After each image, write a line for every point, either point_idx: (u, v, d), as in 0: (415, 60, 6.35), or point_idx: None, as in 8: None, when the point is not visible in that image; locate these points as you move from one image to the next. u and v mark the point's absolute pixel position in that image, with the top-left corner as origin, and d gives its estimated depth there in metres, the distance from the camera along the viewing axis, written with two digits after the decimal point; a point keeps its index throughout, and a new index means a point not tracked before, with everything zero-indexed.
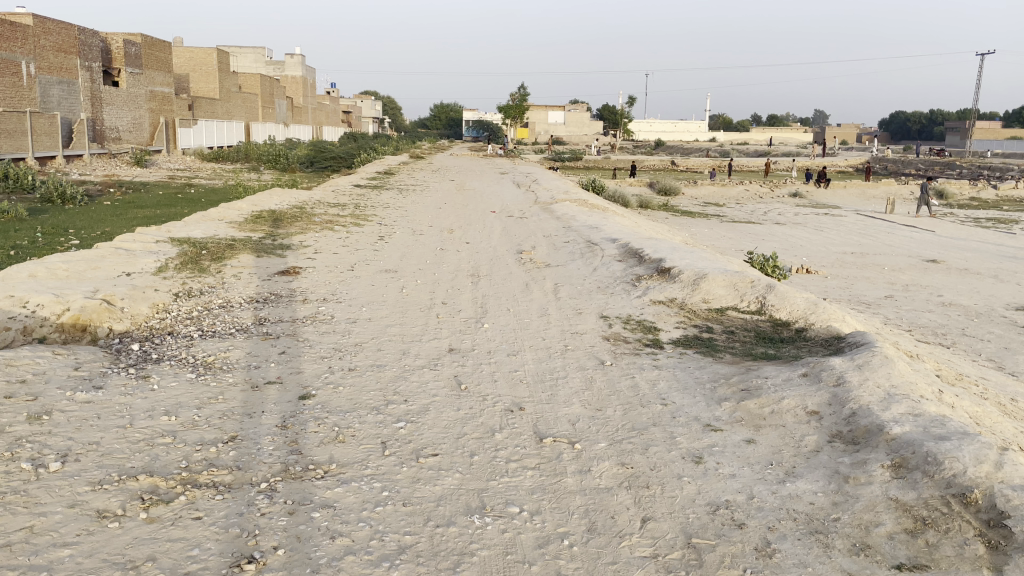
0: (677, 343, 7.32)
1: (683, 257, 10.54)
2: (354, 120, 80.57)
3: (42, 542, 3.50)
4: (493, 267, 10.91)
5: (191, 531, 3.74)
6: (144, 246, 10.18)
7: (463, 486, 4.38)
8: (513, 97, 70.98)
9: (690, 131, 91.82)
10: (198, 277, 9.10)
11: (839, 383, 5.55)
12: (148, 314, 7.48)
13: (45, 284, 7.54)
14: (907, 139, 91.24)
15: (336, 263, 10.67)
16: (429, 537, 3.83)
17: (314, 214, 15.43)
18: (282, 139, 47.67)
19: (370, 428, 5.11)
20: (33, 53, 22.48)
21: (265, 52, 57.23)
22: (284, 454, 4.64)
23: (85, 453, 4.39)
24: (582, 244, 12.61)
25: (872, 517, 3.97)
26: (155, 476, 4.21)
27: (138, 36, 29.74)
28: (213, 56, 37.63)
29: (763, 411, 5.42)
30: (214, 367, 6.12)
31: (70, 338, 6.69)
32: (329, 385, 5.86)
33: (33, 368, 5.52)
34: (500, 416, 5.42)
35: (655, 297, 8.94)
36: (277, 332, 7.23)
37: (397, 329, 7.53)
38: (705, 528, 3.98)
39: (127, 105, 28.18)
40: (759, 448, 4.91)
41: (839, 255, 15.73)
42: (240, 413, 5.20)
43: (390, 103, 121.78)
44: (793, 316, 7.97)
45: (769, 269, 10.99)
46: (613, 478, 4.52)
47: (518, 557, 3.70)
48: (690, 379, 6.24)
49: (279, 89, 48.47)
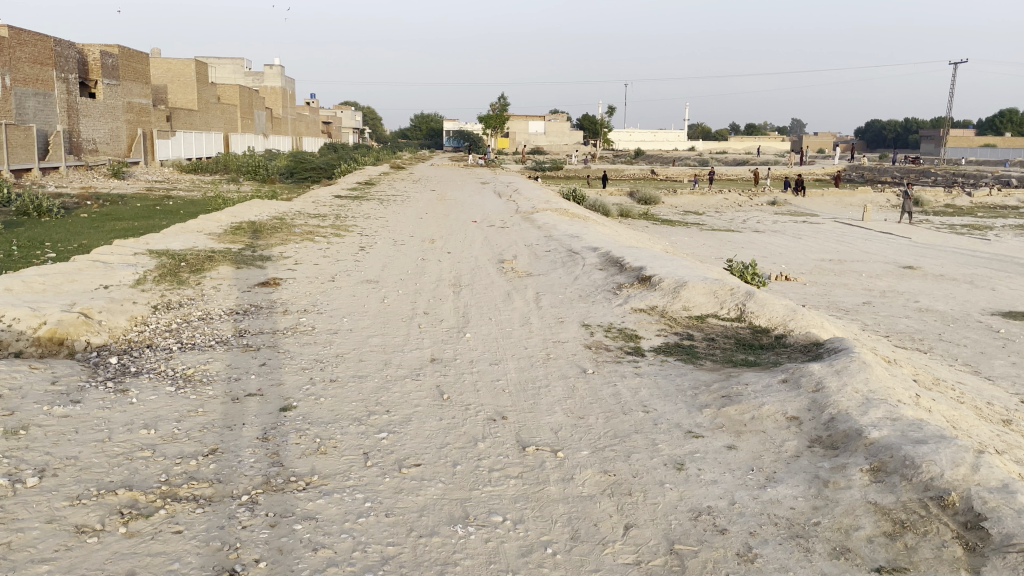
0: (659, 351, 7.35)
1: (664, 265, 10.62)
2: (334, 130, 80.49)
3: (20, 558, 3.46)
4: (475, 277, 10.93)
5: (172, 545, 3.70)
6: (121, 258, 10.08)
7: (447, 495, 4.38)
8: (494, 107, 71.16)
9: (669, 139, 92.61)
10: (177, 289, 9.04)
11: (818, 389, 5.61)
12: (126, 327, 7.42)
13: (20, 297, 7.46)
14: (884, 147, 92.42)
15: (317, 274, 10.64)
16: (412, 547, 3.82)
17: (294, 224, 15.40)
18: (261, 150, 47.56)
19: (352, 439, 5.09)
20: (8, 65, 22.25)
21: (244, 63, 57.09)
22: (265, 466, 4.61)
23: (63, 467, 4.35)
24: (564, 254, 12.63)
25: (851, 521, 4.00)
26: (135, 490, 4.17)
27: (115, 47, 29.52)
28: (192, 67, 37.57)
29: (744, 417, 5.46)
30: (194, 380, 6.07)
31: (47, 351, 6.62)
32: (311, 397, 5.84)
33: (9, 383, 5.46)
34: (483, 424, 5.43)
35: (636, 304, 8.98)
36: (258, 344, 7.19)
37: (378, 340, 7.51)
38: (688, 535, 4.00)
39: (104, 117, 27.96)
40: (740, 453, 4.94)
41: (816, 262, 15.89)
42: (219, 426, 5.17)
43: (370, 112, 121.49)
44: (772, 322, 8.04)
45: (749, 276, 11.11)
46: (596, 485, 4.53)
47: (501, 566, 3.70)
48: (671, 387, 6.27)
49: (258, 100, 48.36)
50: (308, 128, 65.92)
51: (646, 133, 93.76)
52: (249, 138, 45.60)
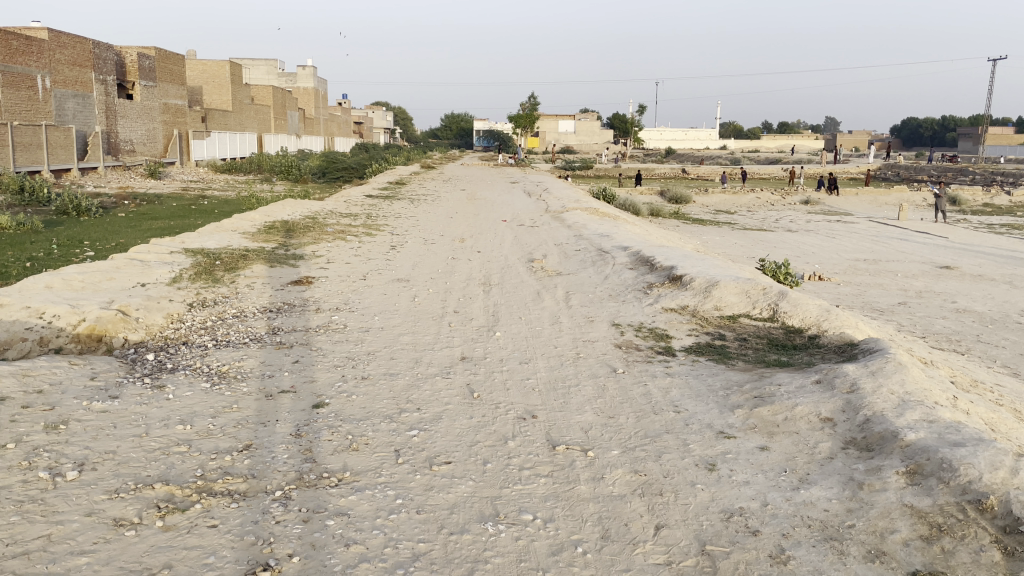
0: (689, 350, 7.31)
1: (696, 264, 10.54)
2: (366, 130, 81.13)
3: (60, 550, 3.54)
4: (504, 276, 10.94)
5: (207, 539, 3.76)
6: (158, 257, 10.25)
7: (477, 494, 4.39)
8: (524, 107, 71.08)
9: (700, 138, 91.80)
10: (212, 288, 9.17)
11: (853, 390, 5.53)
12: (162, 324, 7.55)
13: (60, 295, 7.65)
14: (921, 146, 90.62)
15: (349, 273, 10.71)
16: (443, 544, 3.84)
17: (326, 223, 15.54)
18: (294, 150, 48.07)
19: (382, 436, 5.13)
20: (48, 67, 22.74)
21: (278, 64, 57.78)
22: (298, 462, 4.67)
23: (101, 461, 4.44)
24: (594, 253, 12.55)
25: (887, 524, 3.95)
26: (171, 485, 4.24)
27: (152, 49, 30.01)
28: (226, 68, 38.02)
29: (777, 418, 5.40)
30: (229, 376, 6.17)
31: (86, 348, 6.78)
32: (343, 394, 5.88)
33: (50, 378, 5.61)
34: (512, 423, 5.43)
35: (667, 304, 8.92)
36: (291, 341, 7.27)
37: (409, 338, 7.56)
38: (719, 535, 3.98)
39: (140, 119, 28.46)
40: (772, 454, 4.90)
41: (850, 262, 15.64)
42: (254, 422, 5.24)
43: (401, 113, 122.27)
44: (805, 323, 7.94)
45: (781, 276, 10.98)
46: (627, 485, 4.52)
47: (531, 564, 3.71)
48: (702, 387, 6.23)
49: (291, 100, 48.87)
50: (339, 128, 66.49)
51: (677, 132, 92.99)
52: (282, 138, 46.13)
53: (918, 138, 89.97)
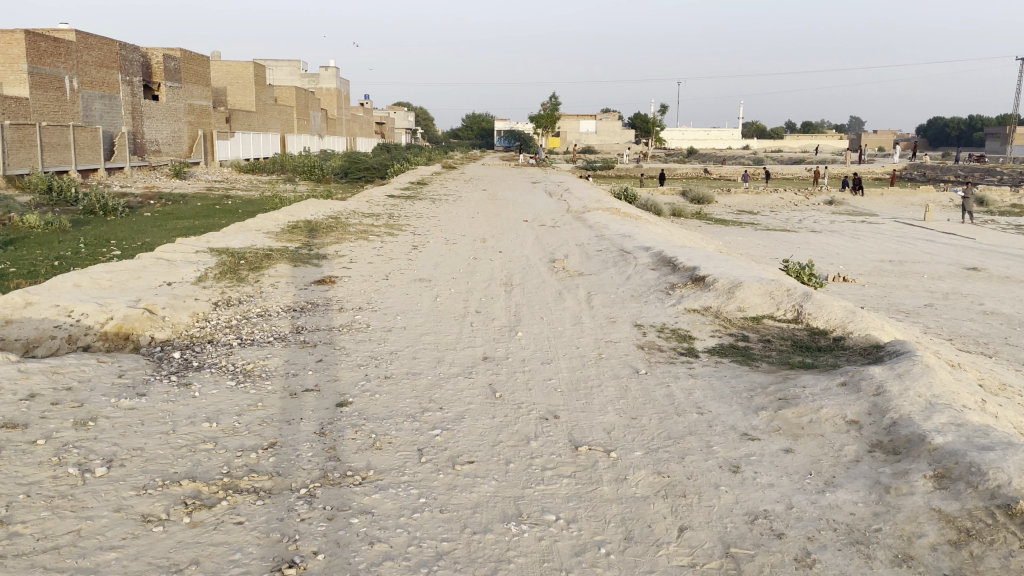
0: (713, 351, 7.28)
1: (719, 265, 10.49)
2: (387, 130, 81.49)
3: (89, 545, 3.59)
4: (526, 276, 10.95)
5: (233, 535, 3.80)
6: (184, 256, 10.37)
7: (499, 494, 4.40)
8: (545, 107, 71.04)
9: (722, 138, 91.26)
10: (237, 287, 9.26)
11: (879, 393, 5.48)
12: (188, 322, 7.63)
13: (88, 293, 7.77)
14: (947, 146, 89.44)
15: (371, 273, 10.77)
16: (467, 543, 3.86)
17: (349, 223, 15.62)
18: (316, 151, 48.38)
19: (405, 435, 5.16)
20: (76, 68, 23.06)
21: (301, 65, 58.20)
22: (322, 460, 4.70)
23: (129, 458, 4.50)
24: (615, 253, 12.54)
25: (914, 528, 3.91)
26: (198, 482, 4.29)
27: (177, 51, 30.34)
28: (250, 69, 38.34)
29: (802, 420, 5.36)
30: (254, 375, 6.23)
31: (113, 345, 6.87)
32: (367, 393, 5.92)
33: (79, 375, 5.70)
34: (535, 424, 5.43)
35: (690, 305, 8.88)
36: (314, 340, 7.33)
37: (431, 337, 7.58)
38: (744, 538, 3.96)
39: (165, 119, 28.79)
40: (797, 457, 4.86)
41: (875, 263, 15.48)
42: (278, 420, 5.29)
43: (422, 113, 122.67)
44: (830, 324, 7.88)
45: (805, 277, 10.90)
46: (650, 487, 4.51)
47: (555, 565, 3.71)
48: (726, 388, 6.19)
49: (313, 101, 49.20)
50: (361, 128, 66.87)
51: (699, 132, 92.45)
52: (305, 139, 46.46)
53: (945, 137, 88.83)
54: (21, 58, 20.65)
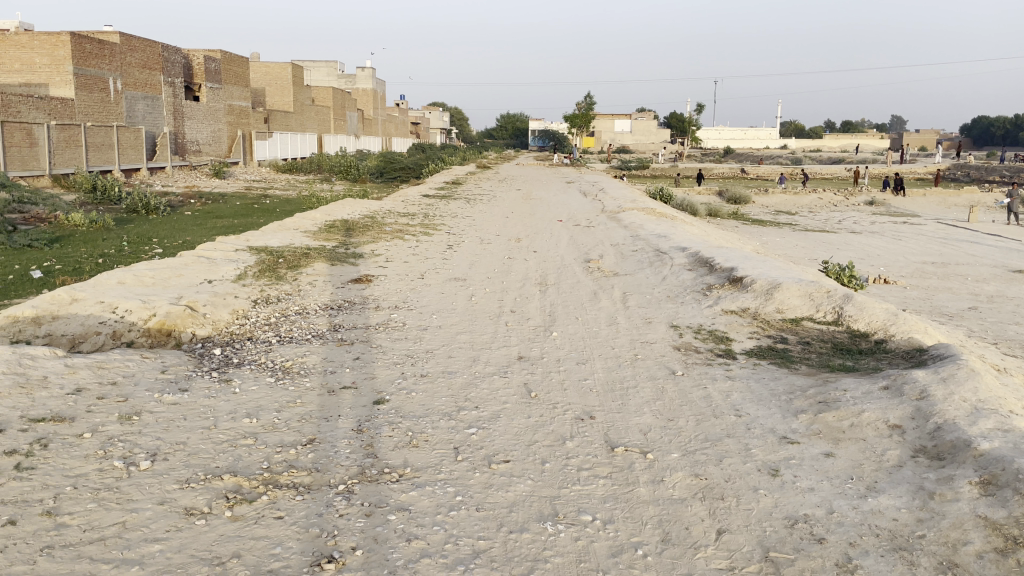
0: (751, 353, 7.20)
1: (757, 266, 10.38)
2: (422, 130, 81.96)
3: (134, 537, 3.67)
4: (561, 276, 10.94)
5: (274, 529, 3.86)
6: (224, 254, 10.55)
7: (536, 493, 4.40)
8: (580, 107, 70.87)
9: (759, 138, 90.18)
10: (275, 285, 9.39)
11: (923, 397, 5.38)
12: (228, 319, 7.75)
13: (132, 290, 7.95)
14: (992, 145, 87.36)
15: (407, 272, 10.85)
16: (503, 542, 3.87)
17: (385, 222, 15.74)
18: (352, 151, 48.86)
19: (442, 433, 5.19)
20: (120, 69, 23.55)
21: (338, 66, 58.81)
22: (360, 457, 4.75)
23: (172, 452, 4.59)
24: (651, 253, 12.48)
25: (959, 535, 3.83)
26: (239, 476, 4.36)
27: (218, 52, 30.84)
28: (288, 70, 38.81)
29: (842, 424, 5.28)
30: (293, 372, 6.31)
31: (156, 341, 7.02)
32: (403, 391, 5.96)
33: (123, 371, 5.83)
34: (571, 424, 5.43)
35: (727, 306, 8.80)
36: (352, 338, 7.40)
37: (467, 337, 7.62)
38: (783, 542, 3.91)
39: (206, 120, 29.28)
40: (839, 461, 4.79)
41: (918, 265, 15.20)
42: (317, 417, 5.35)
43: (458, 113, 123.21)
44: (872, 327, 7.75)
45: (845, 278, 10.75)
46: (687, 489, 4.48)
47: (591, 565, 3.71)
48: (764, 391, 6.12)
49: (350, 102, 49.69)
50: (397, 128, 67.38)
51: (736, 131, 91.51)
52: (341, 139, 46.95)
53: (989, 137, 86.80)
54: (67, 60, 21.13)
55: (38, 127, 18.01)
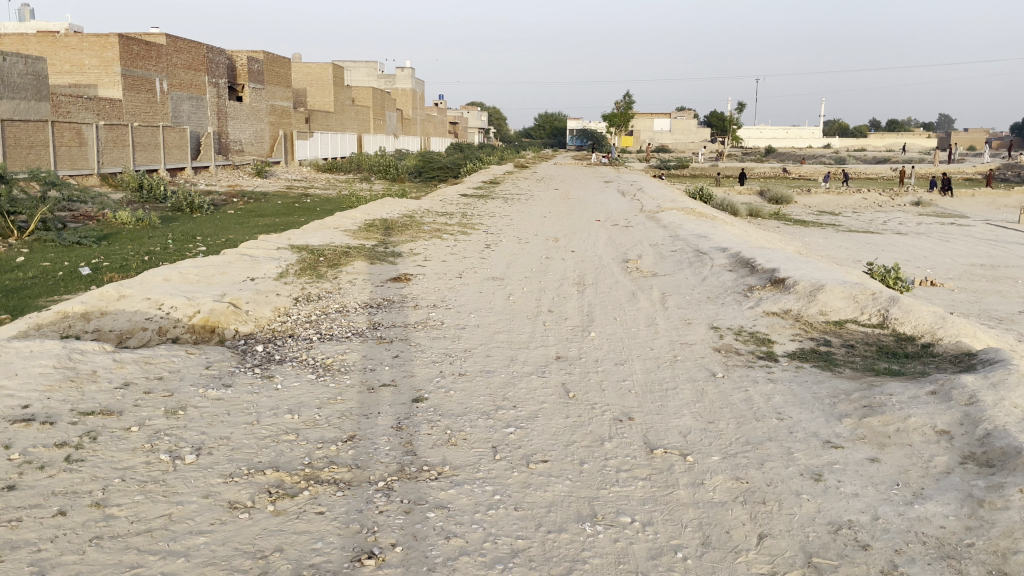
0: (793, 356, 7.10)
1: (799, 267, 10.23)
2: (460, 130, 82.30)
3: (180, 529, 3.75)
4: (599, 276, 10.89)
5: (315, 524, 3.91)
6: (266, 253, 10.71)
7: (574, 494, 4.39)
8: (618, 106, 70.48)
9: (802, 137, 88.83)
10: (316, 283, 9.52)
11: (972, 402, 5.25)
12: (270, 317, 7.86)
13: (177, 287, 8.11)
14: None
15: (445, 271, 10.90)
16: (542, 542, 3.87)
17: (423, 222, 15.84)
18: (392, 151, 49.28)
19: (480, 432, 5.20)
20: (165, 70, 24.03)
21: (377, 66, 59.33)
22: (400, 454, 4.79)
23: (216, 447, 4.67)
24: (691, 253, 12.37)
25: (1010, 544, 3.73)
26: (281, 471, 4.43)
27: (260, 53, 31.31)
28: (329, 70, 39.26)
29: (888, 429, 5.18)
30: (333, 369, 6.38)
31: (200, 338, 7.16)
32: (442, 389, 6.00)
33: (169, 366, 5.95)
34: (609, 424, 5.41)
35: (769, 308, 8.68)
36: (391, 336, 7.46)
37: (505, 336, 7.63)
38: (827, 548, 3.85)
39: (248, 120, 29.76)
40: (884, 466, 4.70)
41: (966, 267, 14.84)
42: (357, 414, 5.41)
43: (496, 113, 123.55)
44: (919, 330, 7.59)
45: (891, 280, 10.55)
46: (728, 492, 4.43)
47: (630, 567, 3.69)
48: (807, 394, 6.04)
49: (389, 102, 50.10)
50: (435, 128, 67.81)
51: (778, 130, 90.26)
52: (381, 138, 47.37)
53: None
54: (115, 61, 21.63)
55: (87, 128, 18.48)
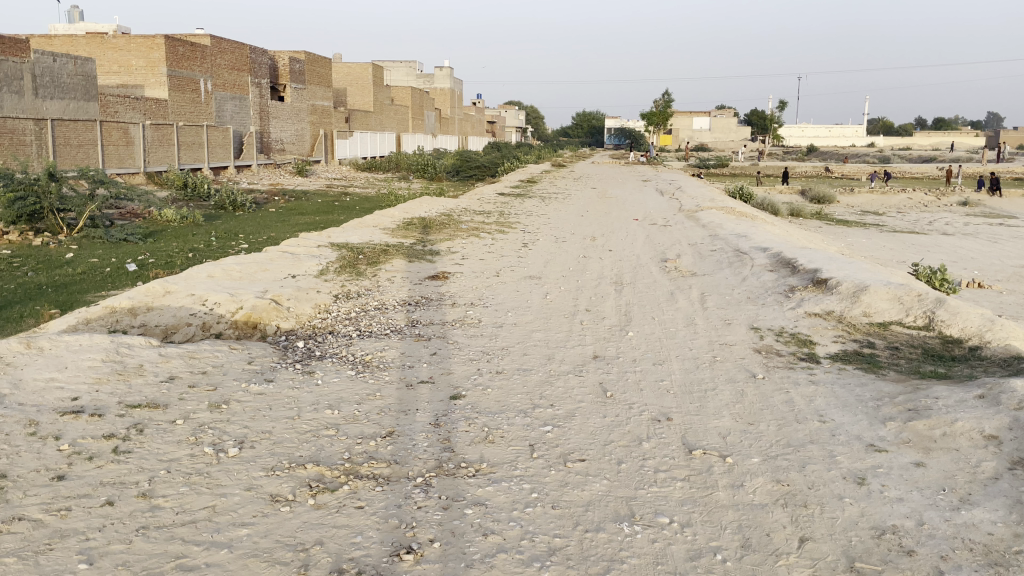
0: (836, 357, 6.99)
1: (842, 267, 10.06)
2: (498, 129, 82.42)
3: (223, 521, 3.83)
4: (637, 275, 10.84)
5: (354, 519, 3.96)
6: (307, 250, 10.86)
7: (612, 493, 4.38)
8: (657, 104, 70.00)
9: (845, 135, 87.28)
10: (355, 280, 9.62)
11: (1022, 407, 5.11)
12: (311, 313, 7.97)
13: (220, 283, 8.26)
14: None
15: (483, 269, 10.94)
16: (579, 540, 3.87)
17: (461, 220, 15.91)
18: (430, 150, 49.55)
19: (517, 430, 5.21)
20: (209, 71, 24.48)
21: (416, 66, 59.70)
22: (438, 450, 4.82)
23: (258, 440, 4.76)
24: (731, 253, 12.24)
25: None
26: (322, 466, 4.49)
27: (302, 53, 31.70)
28: (369, 70, 39.61)
29: (933, 433, 5.07)
30: (372, 365, 6.45)
31: (243, 333, 7.29)
32: (479, 387, 6.02)
33: (213, 361, 6.07)
34: (647, 424, 5.39)
35: (810, 309, 8.54)
36: (429, 334, 7.51)
37: (542, 334, 7.64)
38: (870, 553, 3.79)
39: (290, 119, 30.17)
40: (929, 471, 4.61)
41: (1016, 268, 14.45)
42: (396, 410, 5.45)
43: (534, 112, 123.56)
44: (966, 333, 7.42)
45: (936, 282, 10.34)
46: (768, 494, 4.38)
47: (669, 568, 3.67)
48: (850, 396, 5.94)
49: (428, 101, 50.38)
50: (473, 127, 68.05)
51: (821, 129, 88.86)
52: (420, 138, 47.68)
53: None
54: (161, 62, 22.09)
55: (134, 127, 18.90)
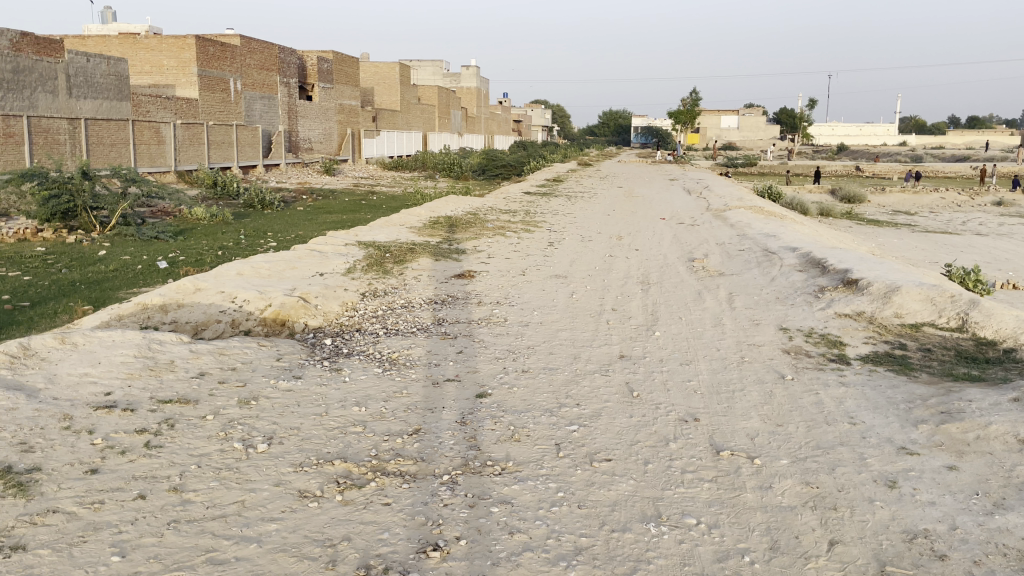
0: (866, 359, 6.90)
1: (872, 267, 9.92)
2: (524, 128, 82.37)
3: (252, 515, 3.86)
4: (663, 275, 10.78)
5: (381, 515, 3.98)
6: (335, 248, 10.95)
7: (639, 493, 4.36)
8: (684, 103, 69.56)
9: (876, 134, 86.10)
10: (382, 278, 9.67)
11: None
12: (338, 311, 8.03)
13: (249, 281, 8.35)
14: None
15: (509, 268, 10.94)
16: (605, 540, 3.86)
17: (487, 219, 15.93)
18: (456, 149, 49.65)
19: (543, 429, 5.21)
20: (239, 71, 24.76)
21: (443, 65, 59.86)
22: (464, 448, 4.84)
23: (287, 437, 4.80)
24: (759, 253, 12.12)
25: None
26: (349, 462, 4.52)
27: (330, 53, 31.93)
28: (396, 69, 39.79)
29: (967, 436, 4.99)
30: (399, 363, 6.48)
31: (271, 330, 7.37)
32: (505, 386, 6.03)
33: (242, 357, 6.14)
34: (674, 425, 5.36)
35: (840, 310, 8.44)
36: (455, 332, 7.53)
37: (568, 334, 7.62)
38: (901, 557, 3.74)
39: (318, 118, 30.40)
40: (962, 475, 4.53)
41: None
42: (422, 408, 5.47)
43: (560, 111, 123.36)
44: (1001, 335, 7.29)
45: (970, 283, 10.18)
46: (797, 496, 4.34)
47: (696, 569, 3.65)
48: (881, 398, 5.86)
49: (454, 100, 50.47)
50: (499, 126, 68.08)
51: (851, 128, 87.72)
52: (446, 137, 47.81)
53: None
54: (192, 62, 22.36)
55: (165, 127, 19.16)
